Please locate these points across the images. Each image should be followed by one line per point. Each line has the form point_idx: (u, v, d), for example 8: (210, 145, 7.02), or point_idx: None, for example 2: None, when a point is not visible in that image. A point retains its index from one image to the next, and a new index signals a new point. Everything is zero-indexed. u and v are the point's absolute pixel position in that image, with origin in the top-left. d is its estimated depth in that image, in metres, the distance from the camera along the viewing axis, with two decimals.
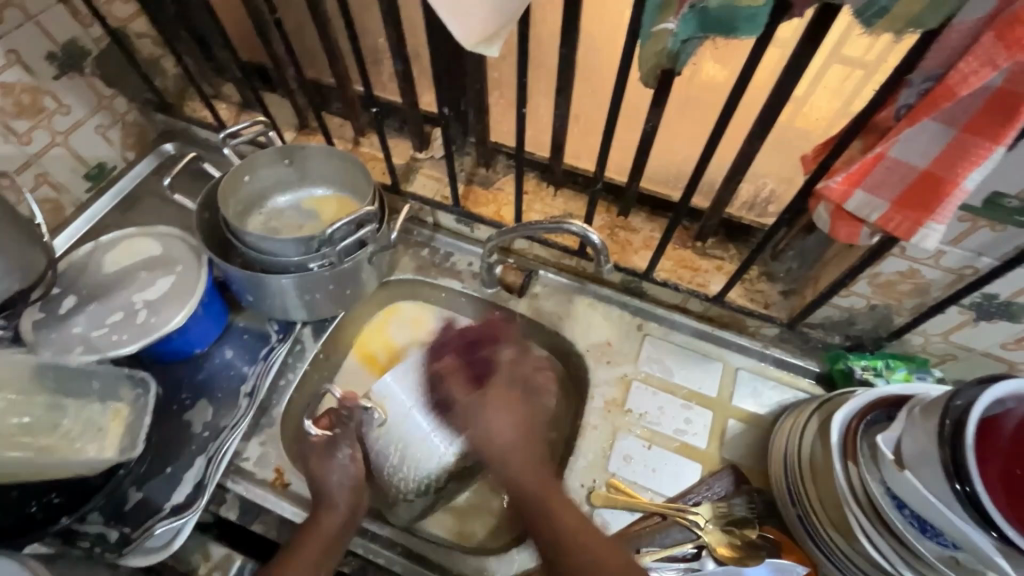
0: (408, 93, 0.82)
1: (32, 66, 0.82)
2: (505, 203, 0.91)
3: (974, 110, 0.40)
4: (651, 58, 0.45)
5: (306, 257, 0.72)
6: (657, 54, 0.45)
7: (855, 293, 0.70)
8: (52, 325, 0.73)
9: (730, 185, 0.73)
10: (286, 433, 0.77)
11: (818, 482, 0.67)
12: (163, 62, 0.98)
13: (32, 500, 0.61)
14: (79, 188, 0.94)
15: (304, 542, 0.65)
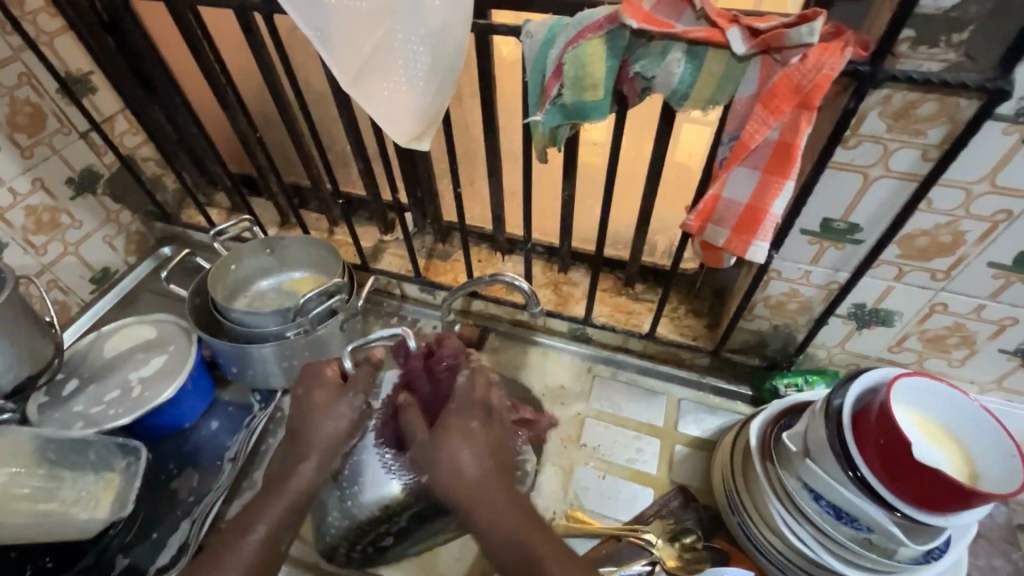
0: (371, 186, 0.98)
1: (53, 190, 0.97)
2: (461, 271, 1.04)
3: (767, 157, 0.54)
4: (539, 140, 0.61)
5: (283, 326, 0.83)
6: (541, 138, 0.60)
7: (757, 316, 0.81)
8: (56, 407, 0.82)
9: (641, 236, 0.86)
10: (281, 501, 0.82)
11: (750, 489, 0.73)
12: (164, 179, 1.15)
13: (31, 562, 0.70)
14: (85, 290, 1.07)
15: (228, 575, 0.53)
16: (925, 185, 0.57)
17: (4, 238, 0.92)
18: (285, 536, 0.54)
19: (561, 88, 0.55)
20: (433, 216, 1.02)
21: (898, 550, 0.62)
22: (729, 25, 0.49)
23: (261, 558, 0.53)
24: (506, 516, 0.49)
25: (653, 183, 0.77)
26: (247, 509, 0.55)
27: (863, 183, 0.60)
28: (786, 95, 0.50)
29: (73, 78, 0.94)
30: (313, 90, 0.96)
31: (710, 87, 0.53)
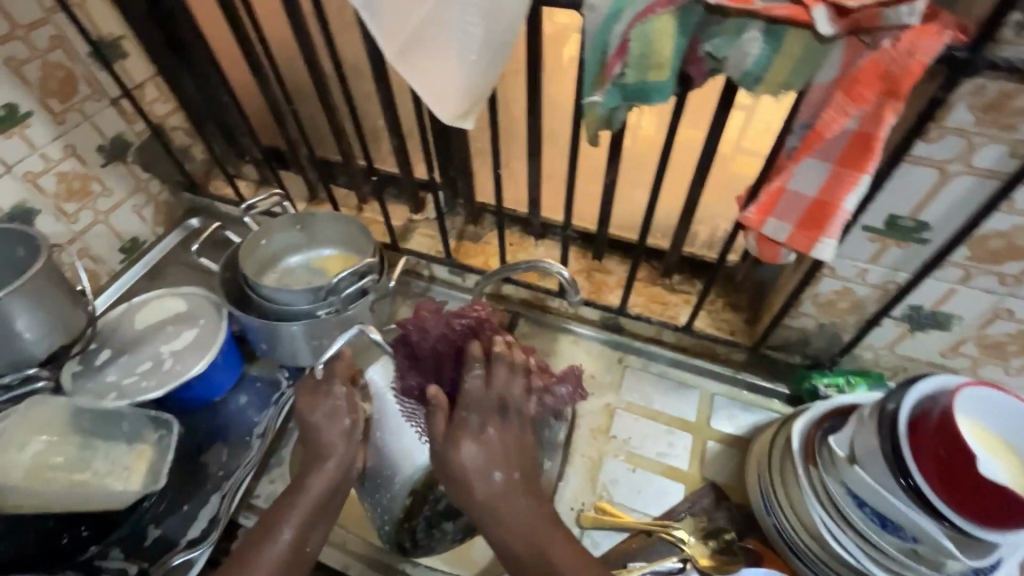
0: (404, 163, 0.95)
1: (84, 157, 0.96)
2: (492, 254, 1.02)
3: (842, 148, 0.51)
4: (593, 121, 0.57)
5: (315, 305, 0.82)
6: (596, 120, 0.57)
7: (804, 314, 0.78)
8: (89, 376, 0.81)
9: (684, 225, 0.83)
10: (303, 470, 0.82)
11: (788, 491, 0.71)
12: (193, 149, 1.13)
13: (65, 531, 0.67)
14: (114, 259, 1.07)
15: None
16: (1010, 183, 0.53)
17: (36, 205, 0.91)
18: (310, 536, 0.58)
19: (624, 67, 0.51)
20: (466, 196, 1.00)
21: (947, 564, 0.59)
22: (815, 3, 0.45)
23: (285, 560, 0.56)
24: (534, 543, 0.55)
25: (703, 171, 0.73)
26: (269, 515, 0.58)
27: (938, 179, 0.56)
28: (872, 81, 0.46)
29: (105, 42, 0.92)
30: (349, 62, 0.93)
31: (786, 70, 0.49)
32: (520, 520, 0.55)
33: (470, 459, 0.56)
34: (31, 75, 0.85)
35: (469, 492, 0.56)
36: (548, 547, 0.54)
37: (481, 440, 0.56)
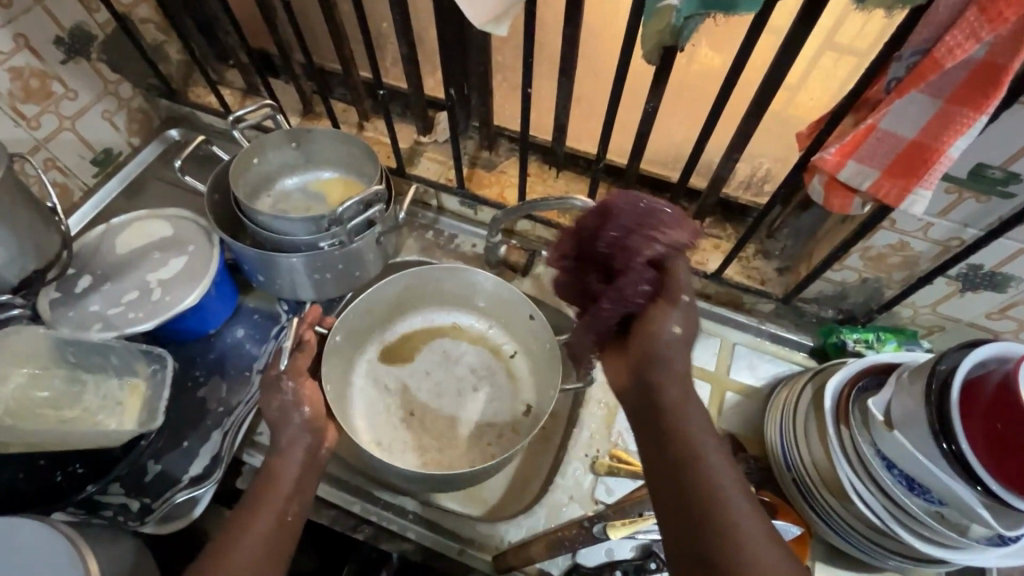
0: (414, 76, 0.84)
1: (40, 51, 0.83)
2: (508, 185, 0.93)
3: (958, 81, 0.43)
4: (660, 24, 0.48)
5: (317, 236, 0.75)
6: (664, 20, 0.47)
7: (847, 267, 0.73)
8: (69, 303, 0.74)
9: (728, 163, 0.75)
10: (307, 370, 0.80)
11: (813, 448, 0.70)
12: (167, 48, 0.99)
13: (58, 469, 0.64)
14: (86, 173, 0.96)
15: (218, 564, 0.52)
16: None
17: None
18: (291, 509, 0.58)
19: None
20: (482, 118, 0.89)
21: (971, 527, 0.59)
22: None
23: (268, 546, 0.55)
24: (689, 436, 0.49)
25: (761, 102, 0.64)
26: (247, 502, 0.57)
27: None
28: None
29: None
30: None
31: None
32: (682, 409, 0.51)
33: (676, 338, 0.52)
34: None
35: (665, 366, 0.52)
36: (702, 449, 0.48)
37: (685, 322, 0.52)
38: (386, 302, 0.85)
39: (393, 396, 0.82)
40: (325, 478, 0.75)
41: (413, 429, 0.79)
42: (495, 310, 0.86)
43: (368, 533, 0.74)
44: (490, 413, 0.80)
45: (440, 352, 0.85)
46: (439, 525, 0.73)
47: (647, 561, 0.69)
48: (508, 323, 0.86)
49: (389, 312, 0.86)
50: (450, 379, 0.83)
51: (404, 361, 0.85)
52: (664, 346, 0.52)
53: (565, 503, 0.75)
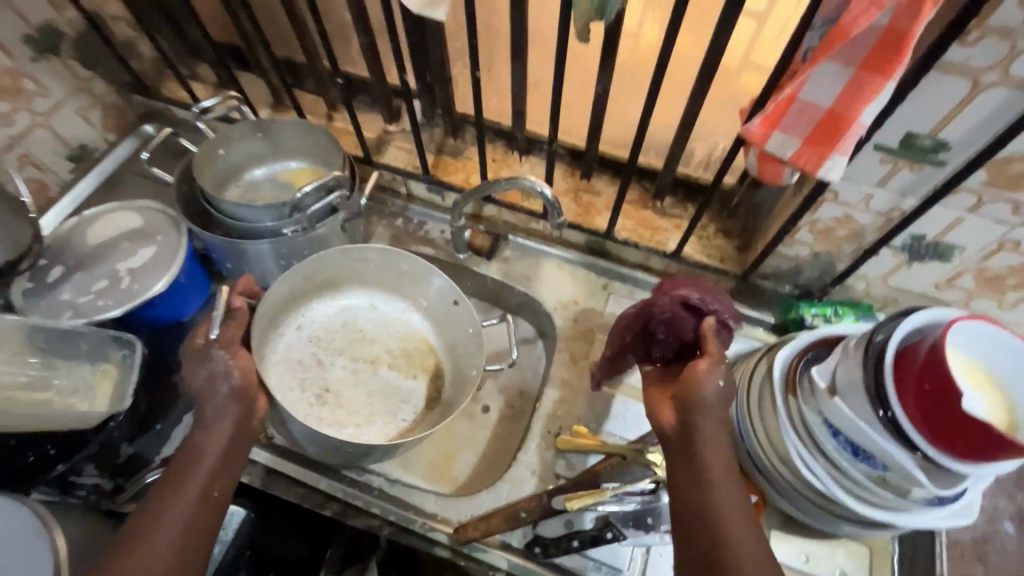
0: (374, 65, 0.86)
1: (10, 49, 0.85)
2: (474, 171, 0.96)
3: (868, 48, 0.44)
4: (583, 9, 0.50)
5: (280, 223, 0.77)
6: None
7: (798, 242, 0.74)
8: (41, 293, 0.77)
9: (680, 142, 0.76)
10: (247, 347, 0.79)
11: (764, 419, 0.71)
12: (139, 45, 1.01)
13: (31, 450, 0.66)
14: (62, 169, 0.98)
15: (143, 542, 0.54)
16: None
17: None
18: (217, 486, 0.59)
19: None
20: (444, 105, 0.91)
21: (912, 491, 0.60)
22: None
23: (191, 522, 0.56)
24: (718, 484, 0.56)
25: (704, 78, 0.66)
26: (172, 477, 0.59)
27: (968, 92, 0.50)
28: None
29: None
30: None
31: None
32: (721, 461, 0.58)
33: (712, 397, 0.59)
34: None
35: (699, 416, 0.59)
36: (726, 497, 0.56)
37: (721, 386, 0.60)
38: (308, 282, 0.85)
39: (306, 372, 0.83)
40: (292, 457, 0.77)
41: (326, 405, 0.80)
42: (413, 292, 0.88)
43: (335, 509, 0.76)
44: (406, 391, 0.83)
45: (355, 332, 0.87)
46: (402, 501, 0.75)
47: (604, 531, 0.69)
48: (438, 318, 0.88)
49: (304, 294, 0.86)
50: (367, 356, 0.85)
51: (317, 339, 0.86)
52: (707, 406, 0.59)
53: (527, 478, 0.77)
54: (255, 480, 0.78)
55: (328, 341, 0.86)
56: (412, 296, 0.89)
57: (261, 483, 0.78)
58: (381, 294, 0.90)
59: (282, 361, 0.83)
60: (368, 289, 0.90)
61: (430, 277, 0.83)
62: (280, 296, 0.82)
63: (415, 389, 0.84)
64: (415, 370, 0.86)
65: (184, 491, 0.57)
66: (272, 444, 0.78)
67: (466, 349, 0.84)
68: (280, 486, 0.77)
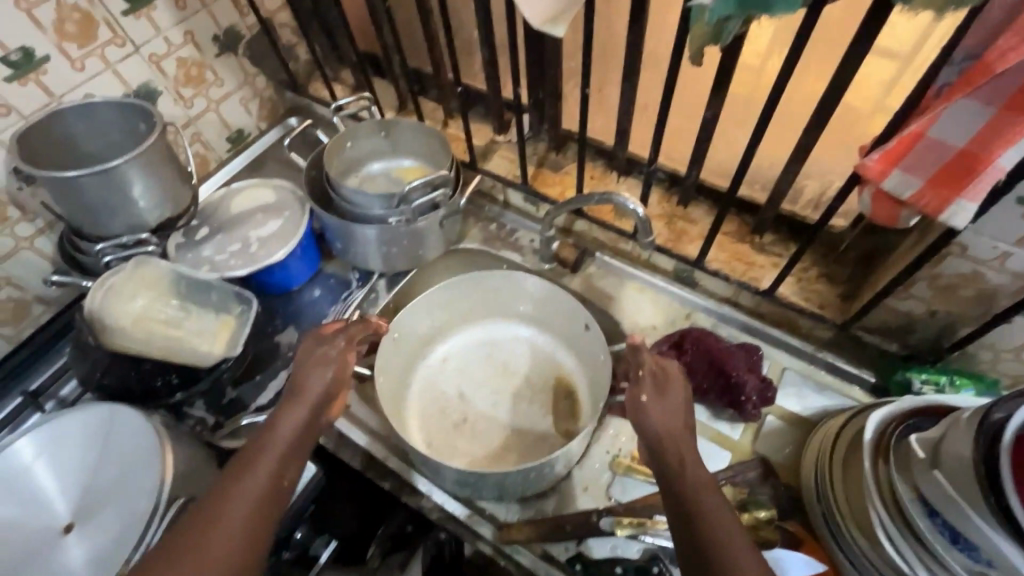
0: (493, 78, 0.92)
1: (201, 45, 1.02)
2: (571, 186, 0.98)
3: (1014, 88, 0.41)
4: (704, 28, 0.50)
5: (387, 211, 0.85)
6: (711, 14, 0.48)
7: (913, 296, 0.68)
8: (189, 247, 0.90)
9: (789, 177, 0.73)
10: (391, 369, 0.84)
11: (850, 483, 0.65)
12: (297, 49, 1.17)
13: (160, 376, 0.76)
14: (222, 148, 1.15)
15: (213, 519, 0.52)
16: None
17: (159, 87, 0.99)
18: (289, 470, 0.58)
19: None
20: (552, 120, 0.95)
21: None
22: None
23: (264, 499, 0.55)
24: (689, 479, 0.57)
25: (824, 112, 0.63)
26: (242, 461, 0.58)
27: None
28: None
29: None
30: None
31: None
32: (704, 489, 0.56)
33: (654, 409, 0.62)
34: None
35: (648, 421, 0.61)
36: (705, 499, 0.55)
37: (653, 387, 0.64)
38: (449, 314, 0.89)
39: (446, 401, 0.86)
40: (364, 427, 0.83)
41: (463, 434, 0.83)
42: (551, 322, 0.89)
43: (393, 485, 0.81)
44: (540, 427, 0.83)
45: (494, 361, 0.89)
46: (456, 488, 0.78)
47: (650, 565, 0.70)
48: (572, 343, 0.87)
49: (444, 322, 0.91)
50: (504, 385, 0.87)
51: (459, 370, 0.89)
52: (656, 416, 0.62)
53: (579, 494, 0.76)
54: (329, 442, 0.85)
55: (468, 372, 0.89)
56: (546, 322, 0.89)
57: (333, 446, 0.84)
58: (513, 321, 0.92)
59: (421, 387, 0.88)
60: (508, 320, 0.92)
61: (556, 301, 0.84)
62: (419, 328, 0.88)
63: (550, 415, 0.84)
64: (548, 396, 0.86)
65: (256, 469, 0.56)
66: (349, 412, 0.85)
67: (598, 374, 0.82)
68: (347, 452, 0.83)
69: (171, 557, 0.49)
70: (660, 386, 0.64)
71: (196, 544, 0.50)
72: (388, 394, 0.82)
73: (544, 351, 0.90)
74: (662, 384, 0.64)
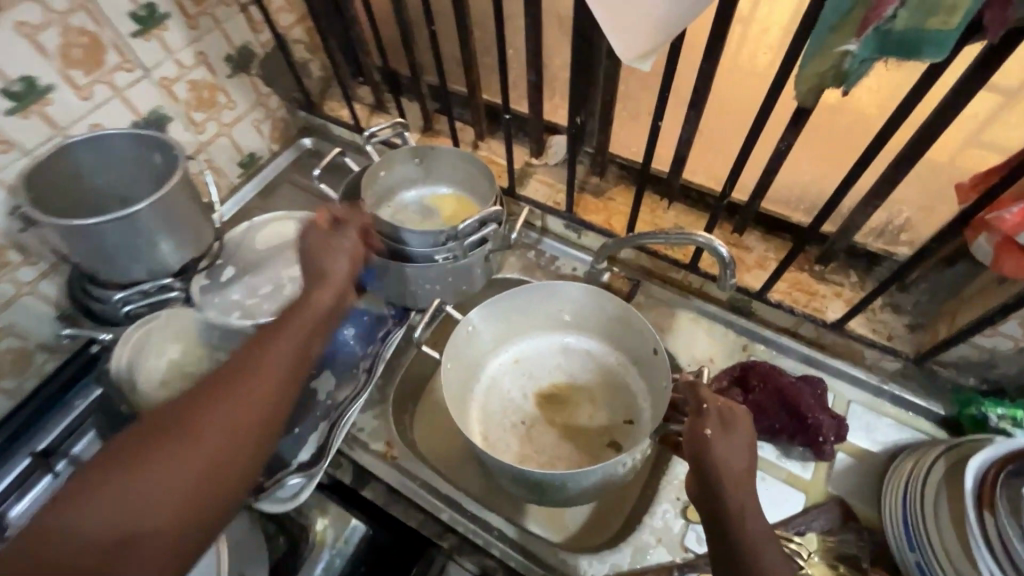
0: (537, 101, 0.87)
1: (213, 66, 0.94)
2: (616, 212, 0.94)
3: None
4: (829, 60, 0.46)
5: (434, 249, 0.79)
6: (842, 45, 0.44)
7: (1001, 333, 0.66)
8: (214, 290, 0.82)
9: (867, 210, 0.70)
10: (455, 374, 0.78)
11: (946, 532, 0.62)
12: (311, 66, 1.10)
13: None
14: (233, 173, 1.07)
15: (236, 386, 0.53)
16: None
17: (170, 112, 0.91)
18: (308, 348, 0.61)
19: (898, 8, 0.40)
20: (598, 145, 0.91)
21: None
22: None
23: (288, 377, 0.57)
24: (750, 535, 0.48)
25: (917, 148, 0.60)
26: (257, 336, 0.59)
27: None
28: None
29: None
30: None
31: None
32: (766, 544, 0.48)
33: (722, 447, 0.53)
34: None
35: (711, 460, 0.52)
36: (765, 558, 0.47)
37: (715, 425, 0.54)
38: (532, 314, 0.84)
39: (512, 405, 0.82)
40: (415, 479, 0.77)
41: (520, 437, 0.79)
42: (626, 342, 0.82)
43: (452, 542, 0.77)
44: (597, 448, 0.77)
45: (564, 374, 0.84)
46: (524, 546, 0.73)
47: None
48: (640, 363, 0.81)
49: (519, 324, 0.85)
50: (573, 404, 0.82)
51: (529, 375, 0.84)
52: (718, 454, 0.53)
53: (653, 546, 0.72)
54: (377, 496, 0.79)
55: (539, 383, 0.84)
56: (620, 343, 0.83)
57: (383, 501, 0.79)
58: (588, 336, 0.86)
59: (483, 387, 0.84)
60: (581, 333, 0.86)
61: (634, 319, 0.77)
62: (495, 323, 0.83)
63: (604, 435, 0.78)
64: (607, 419, 0.80)
65: (269, 357, 0.57)
66: (398, 463, 0.79)
67: (661, 399, 0.75)
68: (399, 508, 0.78)
69: (178, 424, 0.50)
70: (727, 424, 0.55)
71: (201, 421, 0.50)
72: (456, 384, 0.79)
73: (614, 372, 0.83)
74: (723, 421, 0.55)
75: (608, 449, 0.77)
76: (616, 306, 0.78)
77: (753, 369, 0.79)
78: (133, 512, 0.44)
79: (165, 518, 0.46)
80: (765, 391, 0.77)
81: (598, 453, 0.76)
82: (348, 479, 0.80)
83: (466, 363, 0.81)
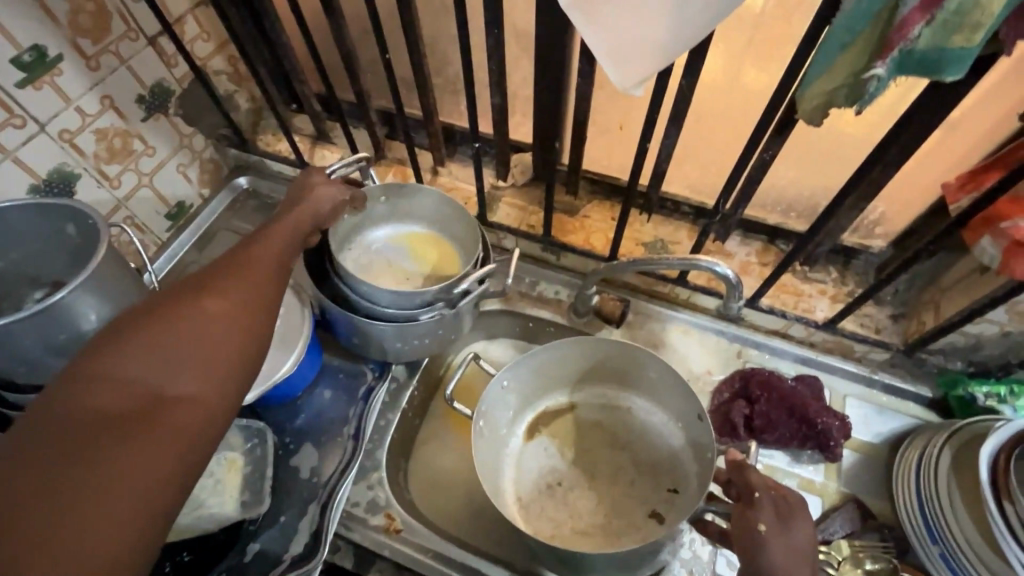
0: (503, 123, 0.81)
1: (123, 110, 0.81)
2: (594, 230, 0.90)
3: None
4: (838, 79, 0.44)
5: (420, 308, 0.71)
6: (853, 63, 0.42)
7: (989, 320, 0.69)
8: None
9: (852, 212, 0.71)
10: (481, 443, 0.74)
11: (963, 519, 0.64)
12: (237, 97, 0.98)
13: (167, 559, 0.64)
14: (160, 227, 0.93)
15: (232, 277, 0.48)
16: None
17: (76, 168, 0.77)
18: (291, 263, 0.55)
19: (923, 28, 0.38)
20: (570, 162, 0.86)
21: None
22: None
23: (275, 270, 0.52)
24: None
25: (905, 152, 0.60)
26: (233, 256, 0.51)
27: None
28: None
29: None
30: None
31: None
32: None
33: (779, 544, 0.51)
34: (56, 8, 0.69)
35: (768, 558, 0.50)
36: None
37: (769, 520, 0.53)
38: (567, 369, 0.80)
39: (548, 467, 0.78)
40: (426, 553, 0.71)
41: (556, 499, 0.76)
42: (671, 403, 0.77)
43: None
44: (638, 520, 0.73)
45: (605, 434, 0.80)
46: None
47: None
48: (686, 427, 0.76)
49: (555, 379, 0.81)
50: (613, 466, 0.78)
51: (566, 433, 0.81)
52: (776, 552, 0.50)
53: None
54: None
55: (576, 439, 0.80)
56: (666, 407, 0.78)
57: None
58: (630, 396, 0.81)
59: (515, 446, 0.80)
60: (624, 393, 0.81)
61: (675, 383, 0.73)
62: (530, 380, 0.79)
63: (640, 502, 0.74)
64: (651, 487, 0.75)
65: (267, 248, 0.53)
66: (402, 536, 0.72)
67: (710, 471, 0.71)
68: None
69: (206, 279, 0.47)
70: (785, 517, 0.53)
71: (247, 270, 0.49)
72: (488, 445, 0.75)
73: (656, 433, 0.79)
74: (778, 512, 0.54)
75: (651, 520, 0.73)
76: (660, 371, 0.74)
77: (754, 380, 0.79)
78: (180, 349, 0.41)
79: (210, 358, 0.42)
80: (771, 402, 0.77)
81: (636, 523, 0.73)
82: (349, 564, 0.72)
83: (491, 430, 0.77)
